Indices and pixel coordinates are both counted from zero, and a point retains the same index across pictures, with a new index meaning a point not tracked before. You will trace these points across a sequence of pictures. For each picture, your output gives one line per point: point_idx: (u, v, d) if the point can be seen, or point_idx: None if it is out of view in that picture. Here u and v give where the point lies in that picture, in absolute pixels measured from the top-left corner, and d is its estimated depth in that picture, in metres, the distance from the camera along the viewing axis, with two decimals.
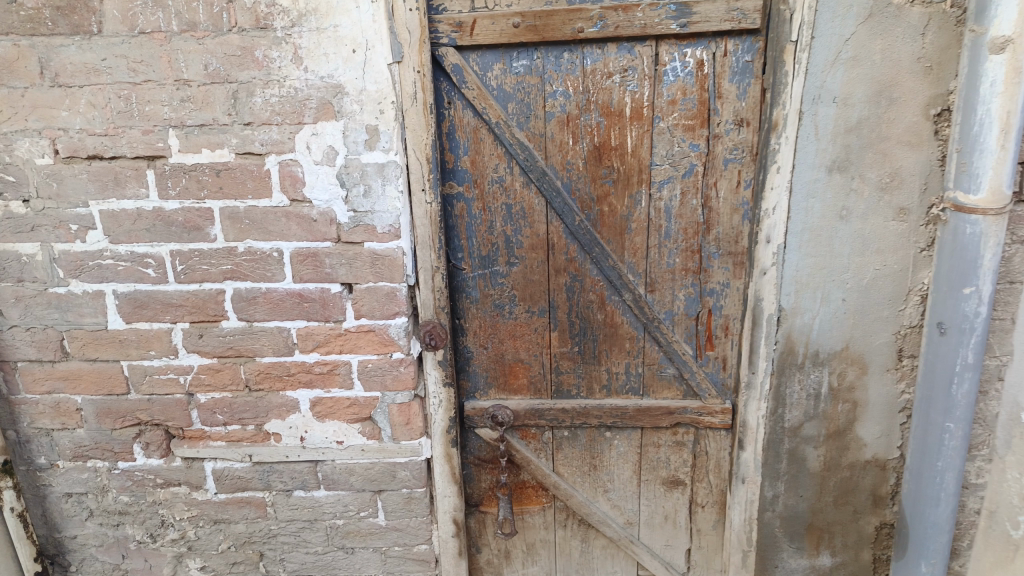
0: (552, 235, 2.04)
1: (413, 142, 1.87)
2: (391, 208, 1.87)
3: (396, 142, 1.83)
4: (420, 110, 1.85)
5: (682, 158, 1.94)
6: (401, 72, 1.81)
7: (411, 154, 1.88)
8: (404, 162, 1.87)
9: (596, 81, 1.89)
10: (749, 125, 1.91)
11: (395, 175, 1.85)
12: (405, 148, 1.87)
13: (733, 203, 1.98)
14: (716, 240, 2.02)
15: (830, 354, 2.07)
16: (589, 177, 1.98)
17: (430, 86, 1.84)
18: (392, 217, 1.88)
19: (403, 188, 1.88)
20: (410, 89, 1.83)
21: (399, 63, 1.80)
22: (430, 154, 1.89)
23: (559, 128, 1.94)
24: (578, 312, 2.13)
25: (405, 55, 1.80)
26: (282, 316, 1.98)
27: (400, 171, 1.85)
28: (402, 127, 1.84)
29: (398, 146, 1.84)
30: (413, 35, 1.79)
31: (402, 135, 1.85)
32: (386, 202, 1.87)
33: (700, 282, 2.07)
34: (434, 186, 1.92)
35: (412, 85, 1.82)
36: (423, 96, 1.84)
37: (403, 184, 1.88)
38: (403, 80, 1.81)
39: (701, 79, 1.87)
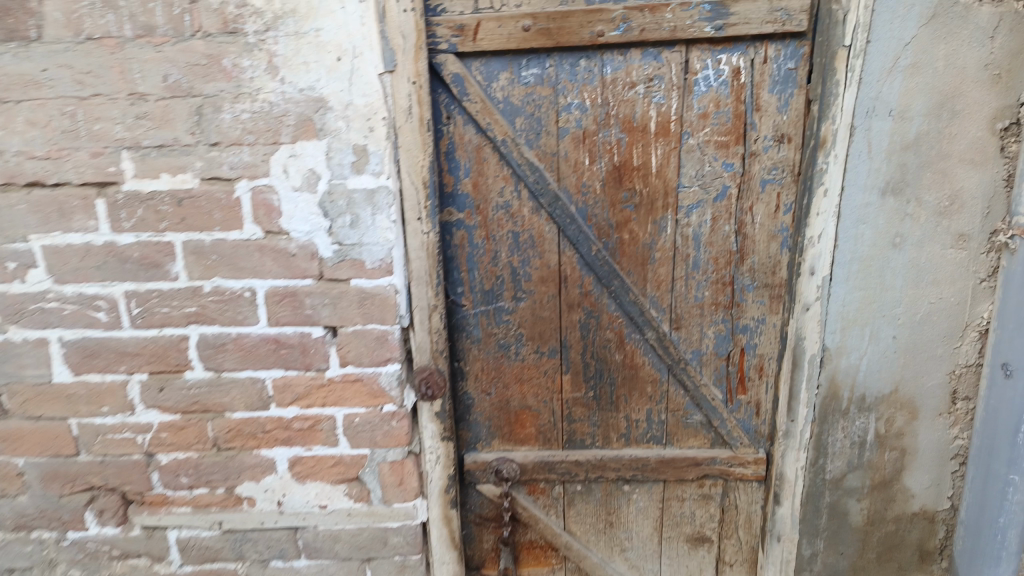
0: (564, 266, 1.80)
1: (407, 163, 1.62)
2: (382, 240, 1.61)
3: (388, 165, 1.57)
4: (416, 127, 1.60)
5: (713, 179, 1.71)
6: (395, 83, 1.56)
7: (405, 177, 1.63)
8: (397, 187, 1.62)
9: (616, 92, 1.65)
10: (790, 142, 1.68)
11: (388, 203, 1.59)
12: (398, 171, 1.62)
13: (770, 229, 1.75)
14: (750, 271, 1.79)
15: (877, 398, 1.85)
16: (608, 201, 1.74)
17: (428, 99, 1.60)
18: (383, 250, 1.62)
19: (396, 217, 1.62)
20: (404, 103, 1.58)
21: (392, 73, 1.56)
22: (427, 177, 1.64)
23: (574, 146, 1.69)
24: (594, 353, 1.88)
25: (399, 64, 1.55)
26: (256, 365, 1.71)
27: (392, 198, 1.59)
28: (395, 147, 1.59)
29: (391, 169, 1.59)
30: (409, 41, 1.55)
31: (395, 156, 1.60)
32: (376, 233, 1.61)
33: (732, 318, 1.83)
34: (431, 214, 1.66)
35: (407, 98, 1.58)
36: (420, 111, 1.59)
37: (397, 212, 1.63)
38: (396, 92, 1.57)
39: (737, 90, 1.64)
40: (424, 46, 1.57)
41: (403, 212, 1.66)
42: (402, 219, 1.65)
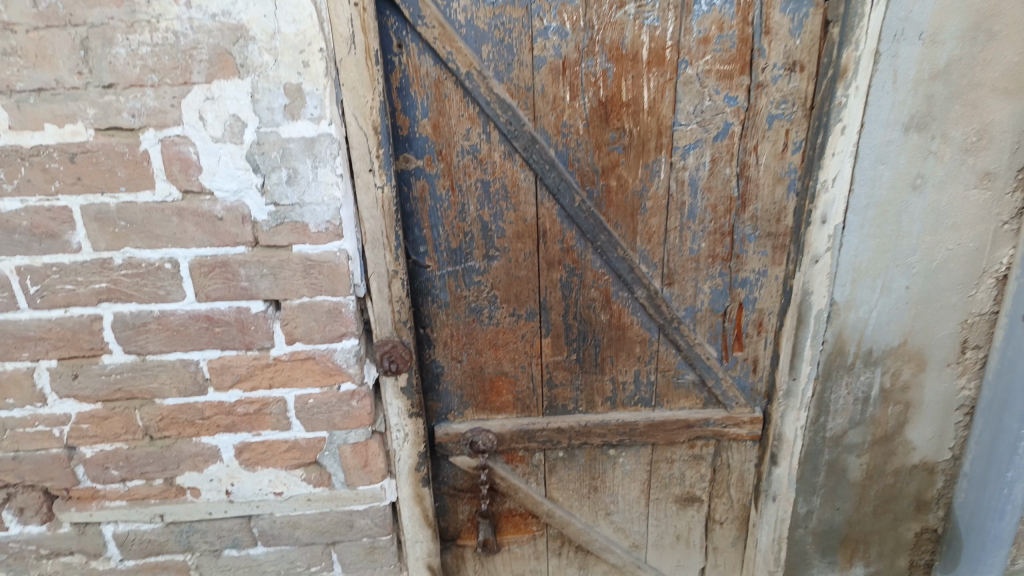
0: (543, 219, 1.57)
1: (353, 105, 1.33)
2: (327, 199, 1.34)
3: (331, 108, 1.29)
4: (362, 60, 1.30)
5: (714, 115, 1.48)
6: (330, 5, 1.25)
7: (351, 121, 1.33)
8: (342, 134, 1.33)
9: (601, 13, 1.38)
10: (803, 71, 1.44)
11: (332, 154, 1.31)
12: (342, 114, 1.32)
13: (776, 171, 1.53)
14: (752, 219, 1.58)
15: (884, 352, 1.67)
16: (592, 143, 1.49)
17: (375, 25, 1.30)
18: (328, 210, 1.35)
19: (343, 171, 1.35)
20: (345, 31, 1.27)
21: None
22: (378, 121, 1.35)
23: (552, 79, 1.43)
24: (577, 313, 1.68)
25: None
26: (185, 346, 1.47)
27: (336, 147, 1.31)
28: (337, 86, 1.30)
29: (334, 113, 1.30)
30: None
31: (337, 96, 1.30)
32: (320, 191, 1.33)
33: (730, 272, 1.64)
34: (385, 164, 1.38)
35: (348, 23, 1.27)
36: (366, 41, 1.30)
37: (343, 164, 1.35)
38: (333, 17, 1.26)
39: (743, 10, 1.39)
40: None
41: (350, 163, 1.37)
42: (350, 172, 1.38)
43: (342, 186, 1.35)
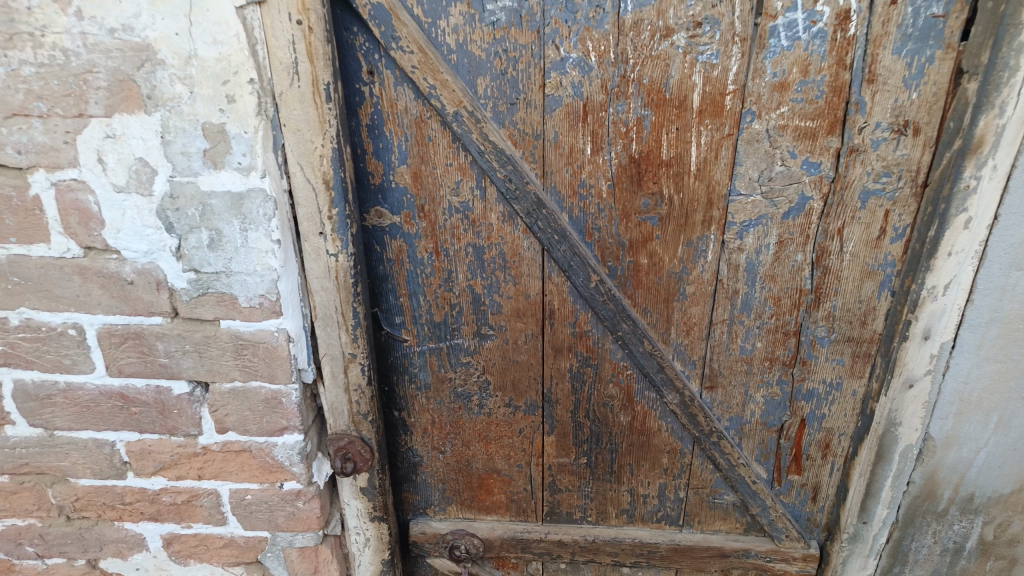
0: (550, 297, 1.22)
1: (296, 151, 1.00)
2: (260, 268, 1.04)
3: (265, 156, 0.97)
4: (308, 95, 0.97)
5: (786, 185, 1.09)
6: (266, 21, 0.92)
7: (295, 172, 1.02)
8: (282, 187, 1.01)
9: (639, 43, 1.01)
10: (917, 134, 1.02)
11: (266, 215, 1.00)
12: (285, 162, 1.01)
13: (865, 263, 1.13)
14: (826, 318, 1.19)
15: (989, 500, 1.25)
16: (618, 210, 1.14)
17: (325, 49, 0.96)
18: (261, 284, 1.05)
19: (282, 235, 1.03)
20: (286, 56, 0.94)
21: (261, 4, 0.91)
22: (331, 173, 1.02)
23: (569, 125, 1.07)
24: (589, 410, 1.33)
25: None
26: (99, 425, 1.20)
27: (272, 207, 1.00)
28: (274, 126, 0.97)
29: (270, 162, 0.98)
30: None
31: (274, 140, 0.98)
32: (251, 258, 1.03)
33: (793, 381, 1.26)
34: (340, 228, 1.06)
35: (288, 47, 0.94)
36: (312, 69, 0.96)
37: (283, 226, 1.03)
38: (269, 39, 0.93)
39: (839, 48, 0.98)
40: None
41: (296, 223, 1.06)
42: (296, 235, 1.06)
43: (281, 254, 1.03)
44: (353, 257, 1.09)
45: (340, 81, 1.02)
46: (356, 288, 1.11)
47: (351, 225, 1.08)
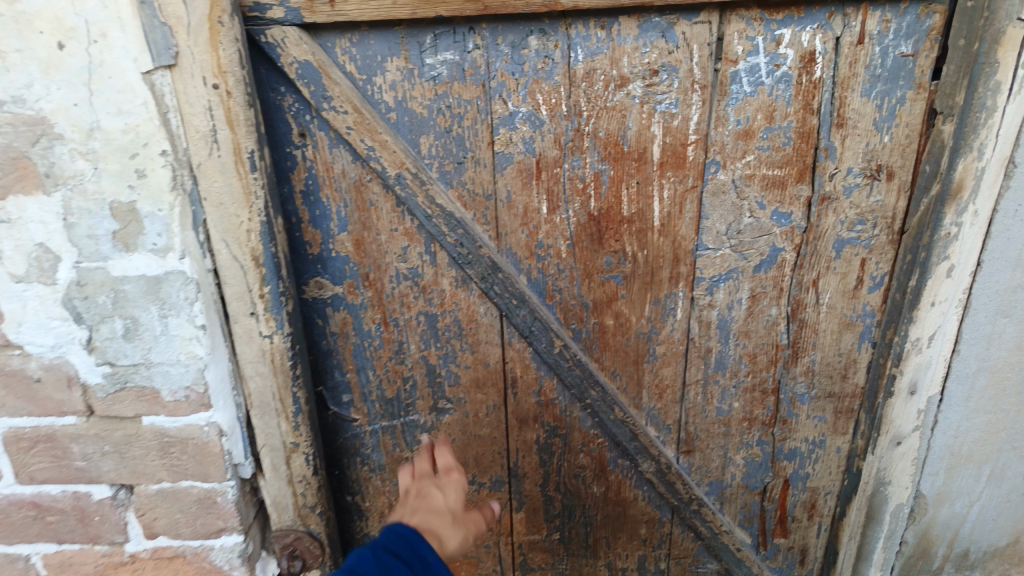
0: (511, 365, 1.13)
1: (219, 227, 0.90)
2: (184, 357, 0.92)
3: (183, 234, 0.87)
4: (230, 165, 0.87)
5: (756, 237, 1.02)
6: (178, 87, 0.82)
7: (219, 249, 0.91)
8: (205, 267, 0.91)
9: (593, 94, 0.93)
10: (890, 179, 0.96)
11: (188, 299, 0.89)
12: (207, 240, 0.91)
13: (842, 314, 1.07)
14: (805, 373, 1.12)
15: (984, 554, 1.17)
16: (579, 270, 1.05)
17: (247, 114, 0.87)
18: (186, 374, 0.94)
19: (208, 319, 0.92)
20: (203, 124, 0.85)
21: (172, 68, 0.82)
22: (260, 248, 0.92)
23: (522, 183, 0.99)
24: (559, 482, 1.23)
25: (182, 53, 0.81)
26: (9, 538, 1.05)
27: (194, 290, 0.89)
28: (192, 201, 0.87)
29: (190, 240, 0.88)
30: (193, 3, 0.80)
31: (193, 216, 0.88)
32: (173, 346, 0.92)
33: (774, 441, 1.18)
34: (273, 306, 0.96)
35: (205, 114, 0.84)
36: (233, 136, 0.86)
37: (208, 309, 0.92)
38: (183, 105, 0.83)
39: (805, 92, 0.92)
40: (221, 13, 0.81)
41: (224, 303, 0.95)
42: (224, 317, 0.95)
43: (206, 341, 0.92)
44: (290, 337, 0.99)
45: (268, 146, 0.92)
46: (295, 372, 1.01)
47: (285, 303, 0.97)
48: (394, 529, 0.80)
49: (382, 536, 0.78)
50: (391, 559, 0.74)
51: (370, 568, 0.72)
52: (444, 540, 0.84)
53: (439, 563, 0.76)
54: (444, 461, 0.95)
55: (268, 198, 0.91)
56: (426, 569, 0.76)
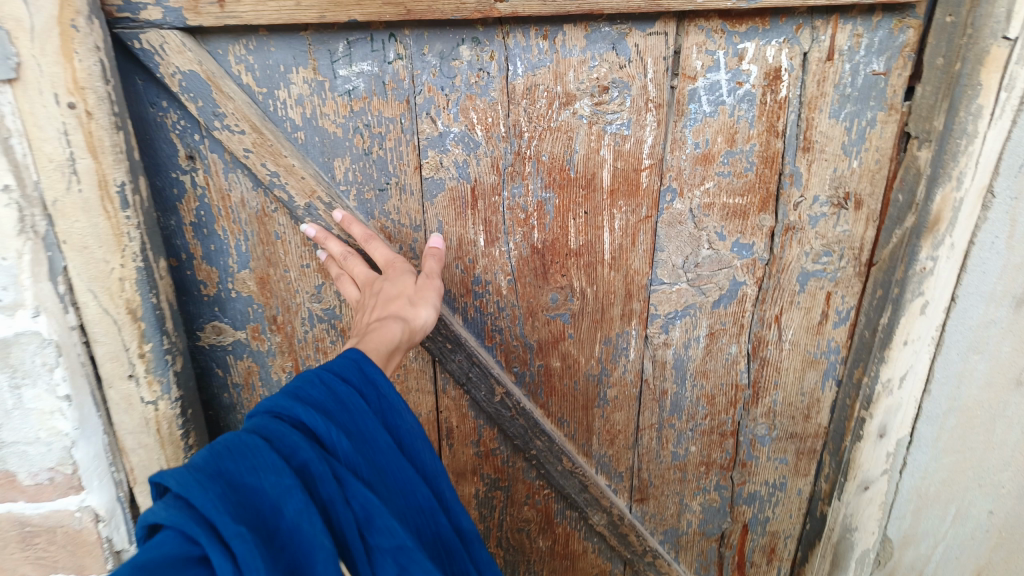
0: (446, 414, 1.00)
1: (84, 275, 0.70)
2: (44, 435, 0.73)
3: (37, 286, 0.68)
4: (94, 202, 0.69)
5: (715, 270, 0.92)
6: (22, 106, 0.64)
7: (86, 301, 0.72)
8: (69, 324, 0.71)
9: (534, 112, 0.81)
10: (859, 208, 0.88)
11: (47, 365, 0.70)
12: (70, 291, 0.71)
13: (806, 351, 0.98)
14: (766, 415, 1.03)
15: None
16: (522, 307, 0.93)
17: (114, 139, 0.69)
18: (49, 455, 0.74)
19: (74, 388, 0.72)
20: (58, 152, 0.66)
21: (12, 82, 0.63)
22: (137, 299, 0.74)
23: (454, 213, 0.86)
24: (501, 538, 1.12)
25: (26, 64, 0.63)
26: None
27: (54, 354, 0.70)
28: (48, 245, 0.68)
29: (46, 293, 0.69)
30: (36, 2, 0.62)
31: (50, 264, 0.69)
32: (30, 422, 0.72)
33: (732, 485, 1.09)
34: (159, 368, 0.78)
35: (59, 139, 0.66)
36: (96, 165, 0.68)
37: (75, 375, 0.73)
38: (30, 128, 0.65)
39: (770, 113, 0.82)
40: (75, 14, 0.64)
41: (95, 364, 0.75)
42: (94, 381, 0.75)
43: (73, 414, 0.73)
44: (178, 402, 0.81)
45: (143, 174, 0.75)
46: (186, 442, 0.83)
47: (171, 361, 0.79)
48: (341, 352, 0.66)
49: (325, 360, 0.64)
50: (341, 389, 0.62)
51: (318, 404, 0.60)
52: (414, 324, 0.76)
53: (395, 396, 0.65)
54: (360, 230, 0.81)
55: (144, 239, 0.73)
56: (382, 406, 0.64)
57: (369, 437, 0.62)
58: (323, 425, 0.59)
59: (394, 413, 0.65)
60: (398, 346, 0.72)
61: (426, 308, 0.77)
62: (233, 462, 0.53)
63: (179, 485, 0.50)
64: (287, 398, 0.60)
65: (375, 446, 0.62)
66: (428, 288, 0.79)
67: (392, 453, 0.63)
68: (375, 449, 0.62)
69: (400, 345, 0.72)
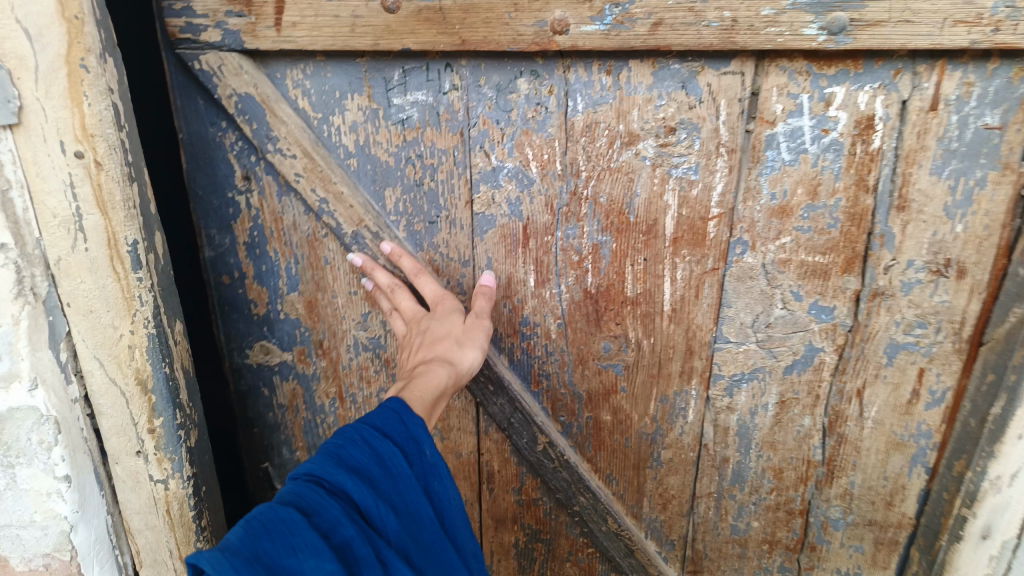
0: (487, 457, 0.96)
1: (90, 341, 0.66)
2: (40, 518, 0.68)
3: (34, 357, 0.63)
4: (102, 261, 0.64)
5: (789, 333, 0.83)
6: (24, 154, 0.59)
7: (92, 370, 0.68)
8: (70, 397, 0.67)
9: (593, 151, 0.76)
10: (962, 278, 0.77)
11: (44, 443, 0.65)
12: (73, 359, 0.67)
13: (892, 432, 0.87)
14: (842, 497, 0.92)
15: None
16: (571, 354, 0.88)
17: (125, 193, 0.64)
18: (45, 538, 0.69)
19: (74, 467, 0.68)
20: (63, 207, 0.61)
21: (14, 128, 0.59)
22: (147, 368, 0.69)
23: (505, 251, 0.82)
24: None
25: (29, 108, 0.58)
26: None
27: (51, 429, 0.65)
28: (49, 309, 0.64)
29: (45, 363, 0.64)
30: (41, 38, 0.57)
31: (50, 329, 0.64)
32: (25, 502, 0.67)
33: (799, 569, 0.98)
34: (169, 443, 0.73)
35: (65, 192, 0.61)
36: (106, 222, 0.63)
37: (76, 451, 0.68)
38: (35, 181, 0.60)
39: (860, 165, 0.74)
40: (85, 53, 0.59)
41: (101, 437, 0.71)
42: (99, 457, 0.72)
43: (71, 496, 0.68)
44: (191, 480, 0.76)
45: (160, 230, 0.70)
46: (200, 523, 0.78)
47: (184, 437, 0.74)
48: (380, 404, 0.66)
49: (370, 415, 0.65)
50: (385, 455, 0.63)
51: (363, 472, 0.61)
52: (460, 366, 0.72)
53: (441, 464, 0.66)
54: (409, 264, 0.78)
55: (157, 302, 0.68)
56: (425, 472, 0.65)
57: (413, 509, 0.63)
58: (367, 499, 0.60)
59: (439, 482, 0.66)
60: (439, 387, 0.69)
61: (474, 350, 0.73)
62: (270, 543, 0.55)
63: (214, 570, 0.51)
64: (333, 463, 0.61)
65: (418, 519, 0.64)
66: (477, 329, 0.75)
67: (434, 528, 0.65)
68: (419, 522, 0.64)
69: (440, 384, 0.69)
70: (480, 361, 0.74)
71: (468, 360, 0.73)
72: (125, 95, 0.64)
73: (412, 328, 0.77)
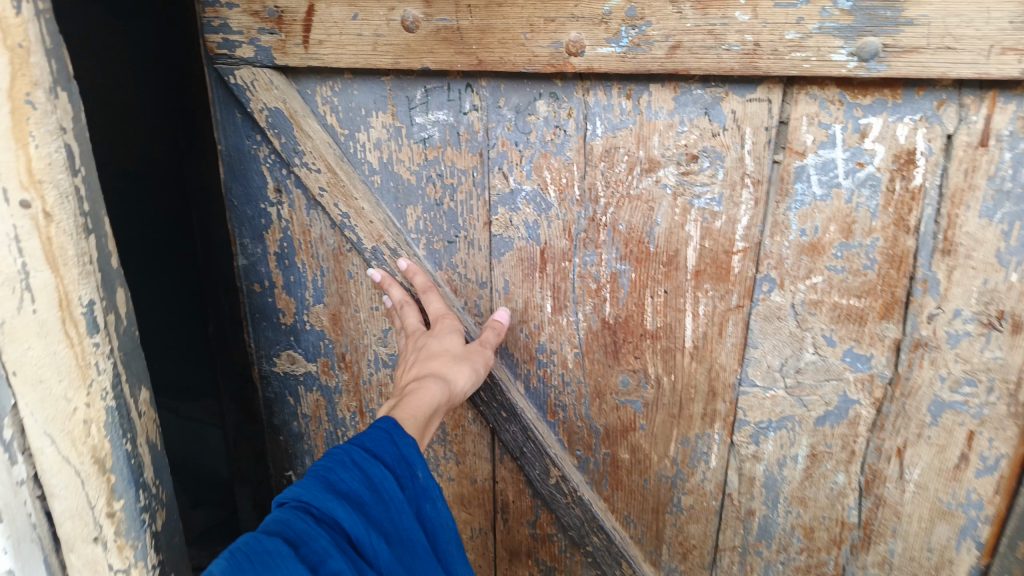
0: (502, 486, 0.94)
1: (40, 416, 0.59)
2: None
3: None
4: (53, 325, 0.58)
5: (820, 380, 0.77)
6: None
7: (41, 448, 0.60)
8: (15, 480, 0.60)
9: (612, 177, 0.74)
10: (1018, 333, 0.69)
11: None
12: (20, 436, 0.60)
13: (937, 500, 0.79)
14: (880, 566, 0.84)
15: None
16: (588, 386, 0.85)
17: (78, 248, 0.57)
18: None
19: (16, 559, 0.61)
20: (6, 263, 0.55)
21: None
22: (105, 445, 0.62)
23: (522, 275, 0.81)
24: None
25: None
26: None
27: None
28: None
29: None
30: None
31: None
32: None
33: None
34: (129, 529, 0.66)
35: (9, 245, 0.54)
36: (56, 280, 0.56)
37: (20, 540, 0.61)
38: None
39: (899, 203, 0.68)
40: (31, 87, 0.52)
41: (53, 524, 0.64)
42: (51, 544, 0.65)
43: None
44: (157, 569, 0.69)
45: (125, 287, 0.64)
46: None
47: (147, 521, 0.67)
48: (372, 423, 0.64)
49: (362, 434, 0.62)
50: (378, 480, 0.60)
51: (355, 498, 0.58)
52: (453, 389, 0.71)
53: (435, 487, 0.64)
54: (422, 280, 0.79)
55: (117, 369, 0.62)
56: (417, 497, 0.63)
57: (403, 534, 0.61)
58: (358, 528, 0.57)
59: (431, 506, 0.64)
60: (431, 404, 0.67)
61: (468, 372, 0.73)
62: None
63: None
64: (323, 487, 0.58)
65: (409, 546, 0.61)
66: (476, 354, 0.75)
67: (426, 555, 0.62)
68: (409, 548, 0.61)
69: (433, 401, 0.68)
70: (471, 384, 0.73)
71: (460, 382, 0.72)
72: (82, 133, 0.58)
73: (411, 344, 0.76)
